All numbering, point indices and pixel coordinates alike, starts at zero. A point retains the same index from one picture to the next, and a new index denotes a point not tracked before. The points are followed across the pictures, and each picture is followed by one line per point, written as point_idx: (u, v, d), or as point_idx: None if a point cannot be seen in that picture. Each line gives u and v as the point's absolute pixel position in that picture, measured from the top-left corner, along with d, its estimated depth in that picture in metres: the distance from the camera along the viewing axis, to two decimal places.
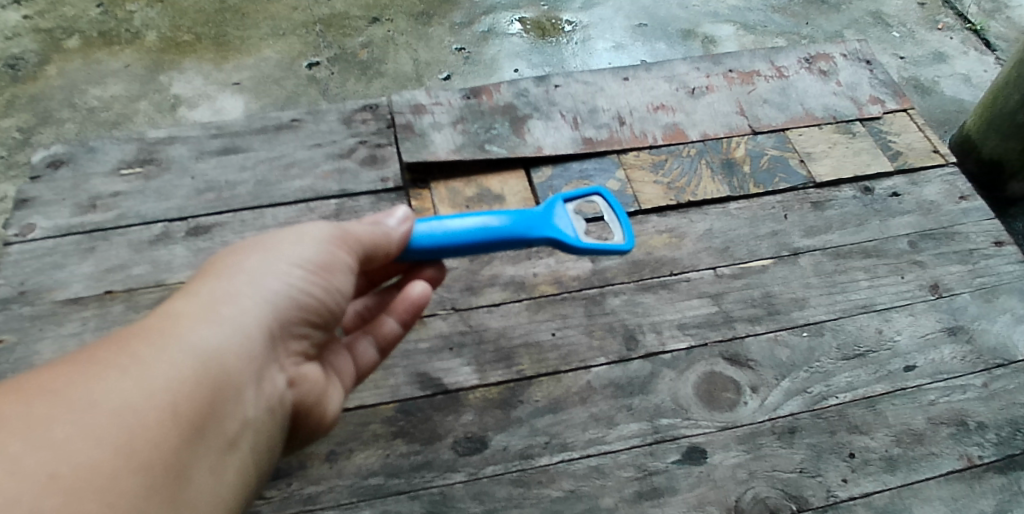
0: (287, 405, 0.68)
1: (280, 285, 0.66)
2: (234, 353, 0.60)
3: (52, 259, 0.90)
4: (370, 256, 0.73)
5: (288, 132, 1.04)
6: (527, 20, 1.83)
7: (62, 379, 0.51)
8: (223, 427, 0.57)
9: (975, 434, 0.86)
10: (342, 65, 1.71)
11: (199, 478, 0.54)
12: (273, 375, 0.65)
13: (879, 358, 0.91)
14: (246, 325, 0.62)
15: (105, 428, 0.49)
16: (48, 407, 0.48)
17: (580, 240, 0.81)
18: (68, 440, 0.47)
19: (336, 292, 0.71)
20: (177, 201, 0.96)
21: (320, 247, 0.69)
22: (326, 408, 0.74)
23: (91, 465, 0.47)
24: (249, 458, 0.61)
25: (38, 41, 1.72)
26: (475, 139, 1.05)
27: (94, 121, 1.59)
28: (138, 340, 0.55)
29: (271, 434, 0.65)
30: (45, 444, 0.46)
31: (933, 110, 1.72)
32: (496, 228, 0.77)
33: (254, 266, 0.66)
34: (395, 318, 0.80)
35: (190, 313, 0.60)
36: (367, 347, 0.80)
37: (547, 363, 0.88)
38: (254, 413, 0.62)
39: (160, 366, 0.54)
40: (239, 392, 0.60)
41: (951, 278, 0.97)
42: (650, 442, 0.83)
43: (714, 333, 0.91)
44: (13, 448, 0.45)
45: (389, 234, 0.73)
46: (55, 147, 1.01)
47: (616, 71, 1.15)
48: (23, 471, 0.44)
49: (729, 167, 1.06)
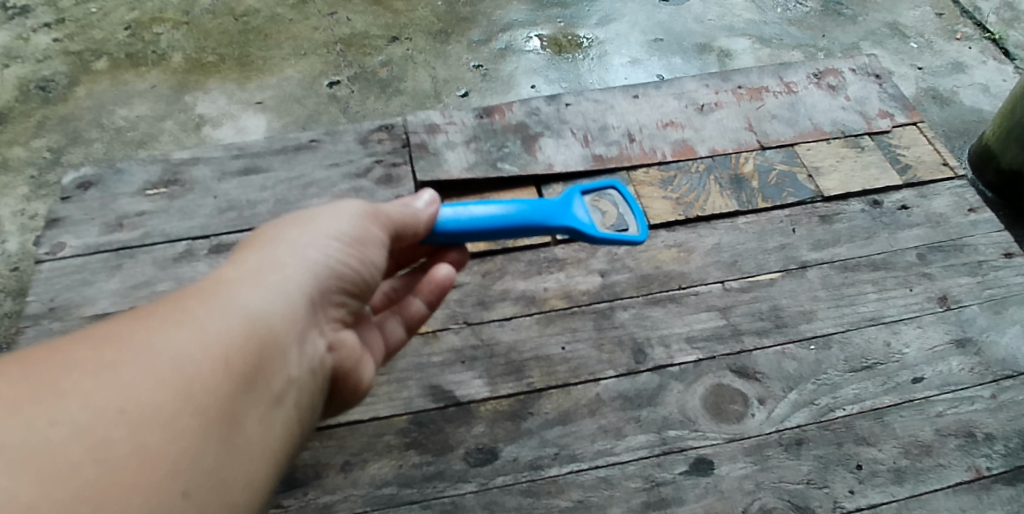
0: (327, 368, 0.70)
1: (319, 255, 0.69)
2: (279, 314, 0.63)
3: (81, 276, 0.94)
4: (400, 235, 0.77)
5: (306, 153, 1.07)
6: (545, 37, 1.86)
7: (124, 330, 0.55)
8: (270, 382, 0.60)
9: (983, 446, 0.87)
10: (362, 84, 1.75)
11: (249, 426, 0.57)
12: (313, 339, 0.68)
13: (887, 370, 0.91)
14: (291, 289, 0.65)
15: (163, 373, 0.53)
16: (113, 353, 0.53)
17: (595, 229, 0.84)
18: (134, 381, 0.52)
19: (369, 265, 0.74)
20: (200, 220, 1.00)
21: (355, 221, 0.72)
22: (361, 376, 0.77)
23: (151, 404, 0.51)
24: (295, 415, 0.64)
25: (67, 63, 1.78)
26: (487, 157, 1.08)
27: (121, 141, 1.64)
28: (191, 298, 0.59)
29: (313, 394, 0.68)
30: (112, 384, 0.51)
31: (951, 120, 1.72)
32: (519, 214, 0.80)
33: (295, 237, 0.69)
34: (422, 298, 0.83)
35: (237, 277, 0.63)
36: (395, 326, 0.83)
37: (556, 376, 0.89)
38: (298, 372, 0.64)
39: (211, 321, 0.58)
40: (285, 351, 0.63)
41: (960, 290, 0.98)
42: (657, 453, 0.85)
43: (722, 346, 0.92)
44: (84, 385, 0.50)
45: (417, 215, 0.77)
46: (84, 169, 1.05)
47: (626, 88, 1.18)
48: (95, 405, 0.49)
49: (737, 182, 1.07)
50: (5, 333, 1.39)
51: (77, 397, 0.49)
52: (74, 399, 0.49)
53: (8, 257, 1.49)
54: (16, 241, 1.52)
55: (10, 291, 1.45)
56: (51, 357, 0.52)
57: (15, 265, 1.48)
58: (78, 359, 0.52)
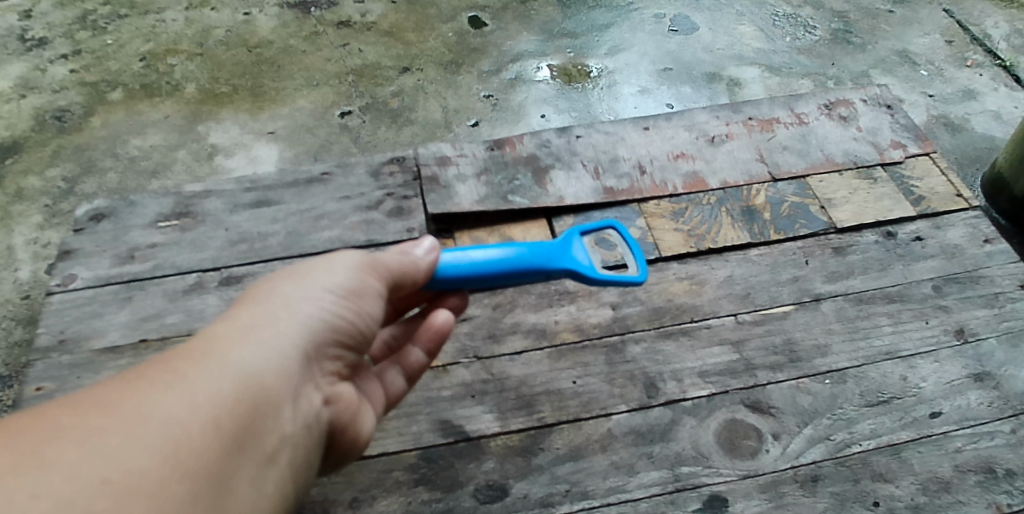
0: (324, 422, 0.69)
1: (315, 308, 0.68)
2: (271, 372, 0.62)
3: (91, 308, 0.95)
4: (398, 284, 0.75)
5: (318, 185, 1.08)
6: (554, 67, 1.88)
7: (113, 394, 0.54)
8: (262, 441, 0.59)
9: (1003, 482, 0.85)
10: (374, 113, 1.76)
11: (240, 488, 0.56)
12: (310, 393, 0.67)
13: (904, 405, 0.90)
14: (285, 345, 0.64)
15: (152, 438, 0.51)
16: (99, 419, 0.51)
17: (596, 271, 0.83)
18: (122, 448, 0.50)
19: (366, 317, 0.72)
20: (210, 252, 1.00)
21: (351, 273, 0.71)
22: (359, 429, 0.76)
23: (138, 473, 0.49)
24: (289, 473, 0.63)
25: (83, 94, 1.81)
26: (498, 190, 1.08)
27: (134, 171, 1.66)
28: (182, 358, 0.58)
29: (307, 451, 0.67)
30: (98, 452, 0.49)
31: (963, 147, 1.72)
32: (519, 258, 0.79)
33: (290, 291, 0.68)
34: (421, 347, 0.81)
35: (229, 335, 0.62)
36: (395, 376, 0.82)
37: (568, 410, 0.88)
38: (292, 429, 0.63)
39: (203, 383, 0.57)
40: (279, 408, 0.62)
41: (977, 322, 0.97)
42: (670, 490, 0.83)
43: (735, 380, 0.91)
44: (69, 455, 0.48)
45: (416, 263, 0.75)
46: (97, 201, 1.06)
47: (636, 120, 1.18)
48: (78, 475, 0.47)
49: (749, 214, 1.07)
50: (14, 362, 1.39)
51: (61, 468, 0.47)
52: (56, 470, 0.47)
53: (20, 285, 1.50)
54: (29, 269, 1.52)
55: (22, 320, 1.45)
56: (35, 426, 0.50)
57: (27, 293, 1.49)
58: (63, 427, 0.50)
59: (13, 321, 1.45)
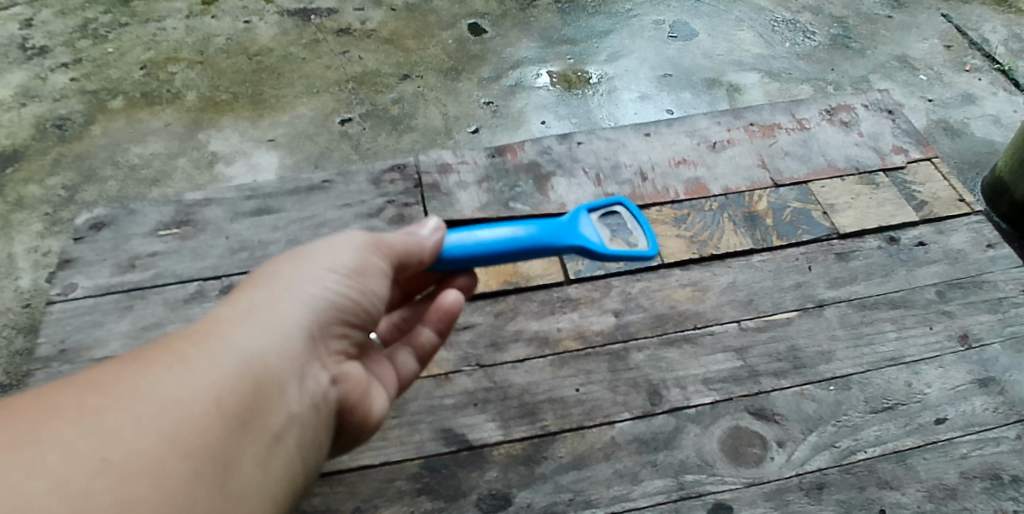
0: (333, 402, 0.70)
1: (317, 289, 0.68)
2: (272, 352, 0.62)
3: (91, 317, 0.94)
4: (403, 263, 0.75)
5: (319, 193, 1.08)
6: (554, 73, 1.88)
7: (115, 376, 0.55)
8: (267, 420, 0.60)
9: (1010, 488, 0.84)
10: (374, 121, 1.76)
11: (244, 466, 0.57)
12: (319, 372, 0.67)
13: (909, 411, 0.89)
14: (286, 327, 0.65)
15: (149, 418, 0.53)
16: (99, 400, 0.53)
17: (603, 247, 0.82)
18: (121, 428, 0.51)
19: (372, 296, 0.72)
20: (211, 261, 1.00)
21: (354, 253, 0.72)
22: (370, 407, 0.75)
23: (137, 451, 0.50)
24: (301, 451, 0.64)
25: (83, 102, 1.81)
26: (499, 197, 1.08)
27: (135, 179, 1.66)
28: (184, 341, 0.59)
29: (318, 430, 0.67)
30: (96, 432, 0.50)
31: (963, 152, 1.72)
32: (527, 236, 0.79)
33: (292, 273, 0.69)
34: (430, 327, 0.81)
35: (231, 317, 0.63)
36: (406, 358, 0.81)
37: (570, 418, 0.88)
38: (300, 408, 0.64)
39: (203, 364, 0.58)
40: (283, 387, 0.62)
41: (981, 328, 0.96)
42: (675, 499, 0.83)
43: (739, 387, 0.91)
44: (67, 435, 0.50)
45: (422, 241, 0.75)
46: (98, 210, 1.05)
47: (637, 127, 1.18)
48: (76, 454, 0.49)
49: (751, 220, 1.06)
50: (15, 371, 1.39)
51: (59, 447, 0.49)
52: (55, 449, 0.48)
53: (20, 293, 1.49)
54: (29, 277, 1.52)
55: (22, 328, 1.44)
56: (39, 406, 0.52)
57: (27, 301, 1.48)
58: (64, 407, 0.52)
59: (14, 329, 1.44)
